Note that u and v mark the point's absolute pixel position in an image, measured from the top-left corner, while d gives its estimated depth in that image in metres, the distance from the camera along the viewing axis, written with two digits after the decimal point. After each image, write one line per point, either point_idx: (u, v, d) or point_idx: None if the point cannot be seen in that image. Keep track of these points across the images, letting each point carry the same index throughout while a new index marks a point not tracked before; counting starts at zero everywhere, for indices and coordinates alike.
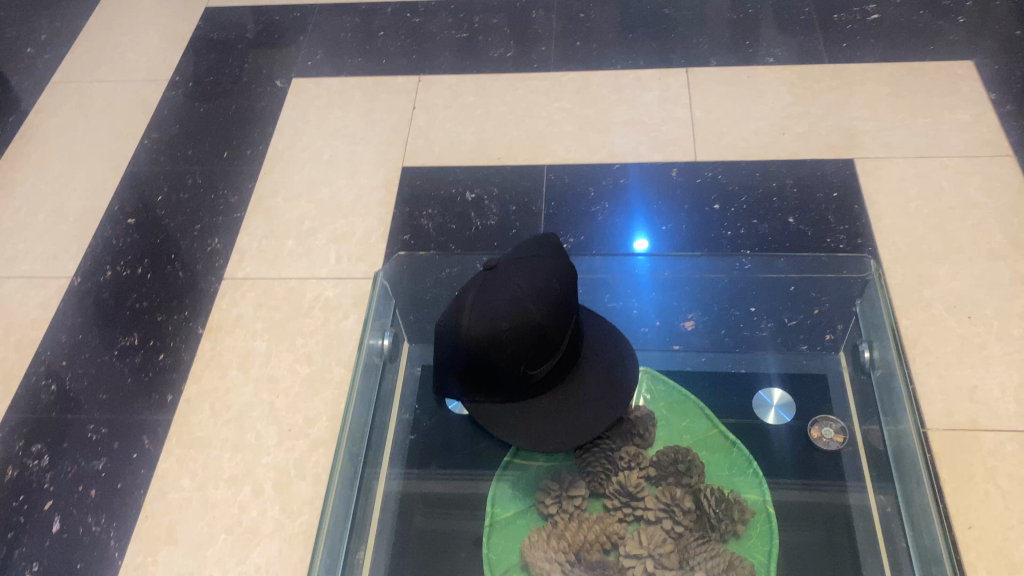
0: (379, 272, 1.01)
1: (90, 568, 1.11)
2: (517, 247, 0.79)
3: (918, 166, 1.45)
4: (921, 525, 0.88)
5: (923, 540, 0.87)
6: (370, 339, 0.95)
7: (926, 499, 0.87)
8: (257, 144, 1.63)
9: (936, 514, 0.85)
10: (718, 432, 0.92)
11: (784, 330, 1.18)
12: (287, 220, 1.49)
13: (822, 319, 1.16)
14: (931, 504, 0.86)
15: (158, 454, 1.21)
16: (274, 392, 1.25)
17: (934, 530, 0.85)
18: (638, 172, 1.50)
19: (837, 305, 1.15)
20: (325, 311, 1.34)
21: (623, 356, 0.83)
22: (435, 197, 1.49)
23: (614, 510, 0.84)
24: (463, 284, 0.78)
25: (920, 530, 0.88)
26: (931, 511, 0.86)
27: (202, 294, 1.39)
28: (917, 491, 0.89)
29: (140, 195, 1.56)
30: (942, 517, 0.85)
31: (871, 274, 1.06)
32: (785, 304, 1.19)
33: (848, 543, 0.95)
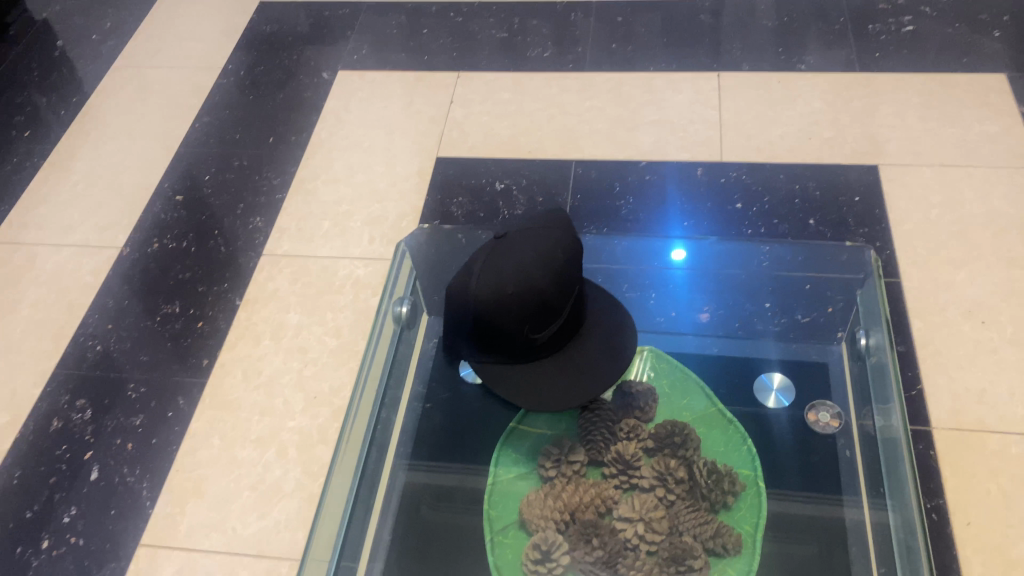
0: (400, 245, 1.09)
1: (123, 514, 1.18)
2: (528, 219, 0.84)
3: (943, 174, 1.47)
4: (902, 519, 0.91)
5: (901, 522, 0.91)
6: (387, 308, 1.03)
7: (905, 483, 0.91)
8: (302, 131, 1.71)
9: (915, 497, 0.88)
10: (716, 409, 0.95)
11: (798, 328, 1.19)
12: (325, 203, 1.56)
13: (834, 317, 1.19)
14: (910, 487, 0.89)
15: (191, 414, 1.28)
16: (303, 361, 1.32)
17: (912, 511, 0.88)
18: (664, 169, 1.54)
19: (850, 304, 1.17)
20: (355, 289, 1.41)
21: (623, 328, 0.87)
22: (466, 186, 1.54)
23: (610, 477, 0.88)
24: (474, 251, 0.83)
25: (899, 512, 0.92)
26: (911, 505, 0.89)
27: (241, 268, 1.47)
28: (898, 477, 0.93)
29: (189, 174, 1.65)
30: (921, 513, 0.88)
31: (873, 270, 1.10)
32: None
33: (842, 559, 0.98)
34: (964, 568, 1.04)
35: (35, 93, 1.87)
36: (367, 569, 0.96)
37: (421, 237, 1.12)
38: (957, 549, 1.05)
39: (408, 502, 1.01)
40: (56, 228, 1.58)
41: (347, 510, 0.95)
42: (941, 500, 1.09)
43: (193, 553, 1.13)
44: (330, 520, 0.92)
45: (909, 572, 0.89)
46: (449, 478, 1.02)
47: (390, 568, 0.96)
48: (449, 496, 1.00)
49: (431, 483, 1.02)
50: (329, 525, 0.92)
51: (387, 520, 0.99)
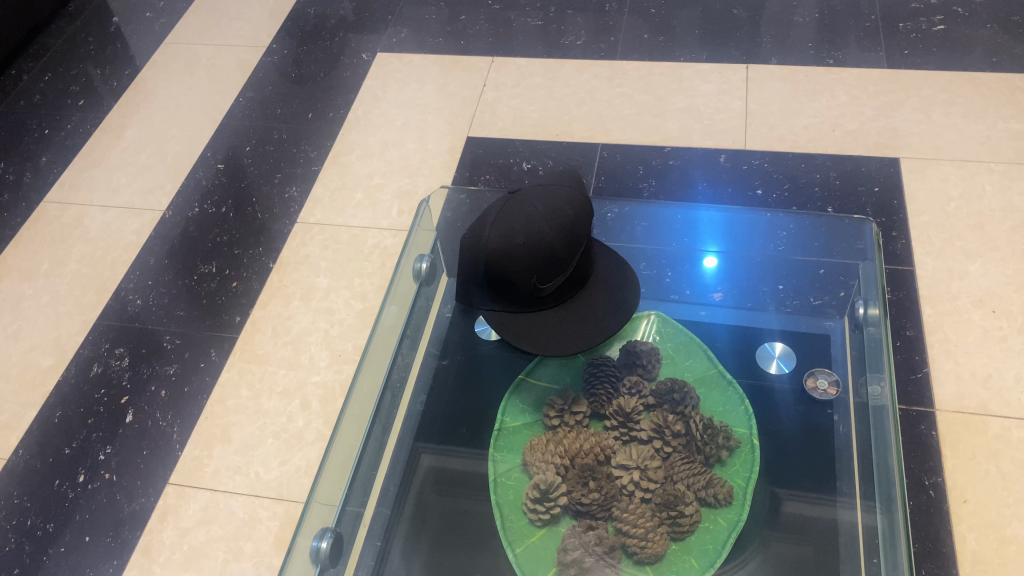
0: (423, 203, 1.15)
1: (154, 455, 1.25)
2: (545, 179, 0.89)
3: (964, 168, 1.48)
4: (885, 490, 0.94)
5: (883, 480, 0.94)
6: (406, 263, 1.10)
7: (890, 444, 0.94)
8: (340, 108, 1.77)
9: (897, 459, 0.92)
10: (717, 372, 0.99)
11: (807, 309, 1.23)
12: (358, 175, 1.62)
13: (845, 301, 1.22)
14: (893, 447, 0.93)
15: (222, 366, 1.35)
16: (329, 322, 1.38)
17: (893, 472, 0.92)
18: (688, 155, 1.57)
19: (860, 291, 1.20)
20: (383, 257, 1.47)
21: (627, 285, 0.91)
22: (494, 165, 1.60)
23: (611, 429, 0.93)
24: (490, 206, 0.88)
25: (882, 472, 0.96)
26: (895, 476, 0.92)
27: (276, 234, 1.54)
28: (883, 439, 0.96)
29: (231, 144, 1.72)
30: (903, 483, 0.91)
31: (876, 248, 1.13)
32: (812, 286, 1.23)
33: (833, 558, 0.98)
34: (959, 543, 1.06)
35: (90, 65, 1.96)
36: (374, 511, 1.01)
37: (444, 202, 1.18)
38: (952, 525, 1.07)
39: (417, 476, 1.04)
40: (105, 190, 1.66)
41: (360, 449, 1.01)
42: (940, 478, 1.12)
43: (217, 493, 1.20)
44: (342, 455, 0.98)
45: (889, 539, 0.92)
46: (454, 462, 1.05)
47: (396, 515, 1.01)
48: (453, 481, 1.04)
49: (436, 465, 1.05)
50: (340, 459, 0.98)
51: (396, 465, 1.05)
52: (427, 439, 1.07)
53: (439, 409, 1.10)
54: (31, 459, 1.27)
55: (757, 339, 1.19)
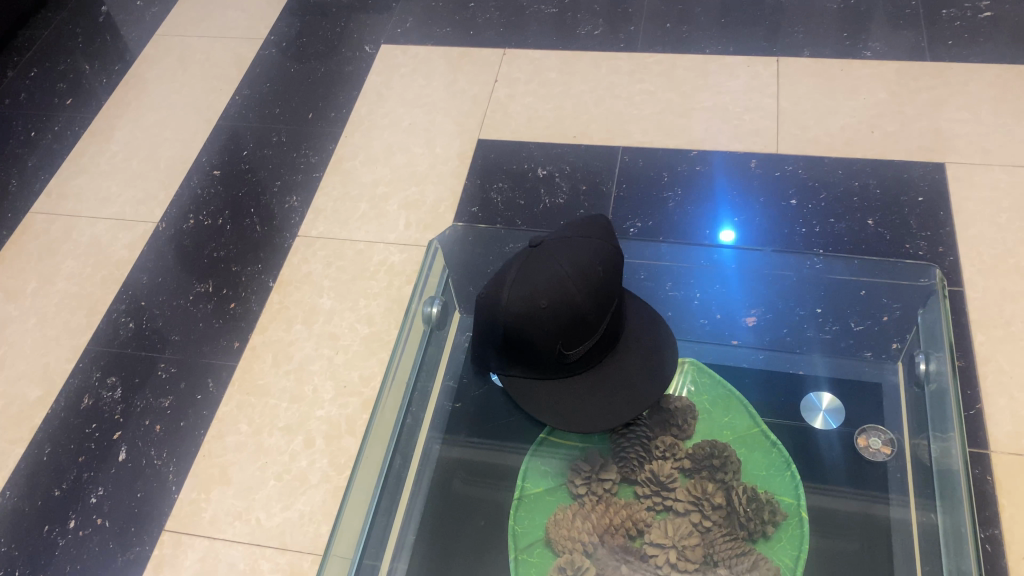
0: (434, 240, 1.04)
1: (148, 498, 1.17)
2: (566, 224, 0.79)
3: (1015, 175, 1.37)
4: (958, 564, 0.86)
5: (957, 553, 0.86)
6: (418, 306, 0.99)
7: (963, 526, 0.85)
8: (341, 107, 1.66)
9: (972, 541, 0.83)
10: (759, 431, 0.90)
11: (849, 336, 1.16)
12: (362, 183, 1.52)
13: (889, 327, 1.13)
14: (968, 530, 0.84)
15: (220, 397, 1.26)
16: (333, 348, 1.29)
17: (968, 552, 0.84)
18: (717, 159, 1.47)
19: (906, 316, 1.11)
20: (389, 275, 1.38)
21: (663, 344, 0.81)
22: (506, 171, 1.49)
23: (643, 498, 0.84)
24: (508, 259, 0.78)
25: (954, 553, 0.87)
26: (969, 551, 0.84)
27: (275, 249, 1.44)
28: (954, 516, 0.88)
29: (227, 149, 1.62)
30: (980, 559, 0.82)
31: (936, 285, 1.03)
32: (853, 307, 1.15)
33: (884, 557, 0.96)
34: None
35: (78, 59, 1.85)
36: (390, 566, 0.94)
37: (456, 234, 1.08)
38: None
39: (435, 502, 0.98)
40: (94, 200, 1.57)
41: (369, 519, 0.92)
42: (997, 530, 1.03)
43: (216, 542, 1.12)
44: (353, 520, 0.89)
45: None
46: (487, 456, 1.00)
47: (413, 567, 0.94)
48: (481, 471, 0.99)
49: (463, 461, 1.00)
50: (348, 534, 0.88)
51: (409, 527, 0.97)
52: (443, 489, 0.99)
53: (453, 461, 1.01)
54: (19, 502, 1.20)
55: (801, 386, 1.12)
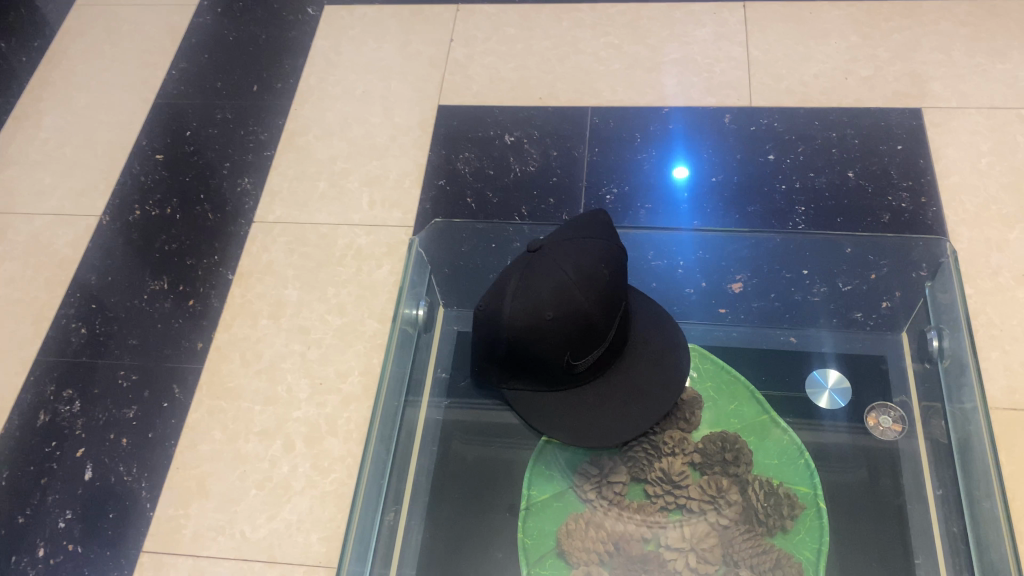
0: (415, 239, 0.97)
1: (122, 518, 1.11)
2: (563, 221, 0.73)
3: (993, 118, 1.34)
4: (989, 544, 0.87)
5: (988, 531, 0.87)
6: (404, 309, 0.93)
7: (996, 513, 0.86)
8: (288, 77, 1.55)
9: (1007, 530, 0.83)
10: (768, 418, 0.87)
11: (838, 296, 1.12)
12: (318, 160, 1.43)
13: (879, 285, 1.09)
14: (1000, 513, 0.85)
15: (189, 404, 1.19)
16: (305, 343, 1.23)
17: (1002, 535, 0.84)
18: (691, 115, 1.41)
19: (895, 270, 1.08)
20: (357, 259, 1.30)
21: (672, 343, 0.76)
22: (472, 139, 1.42)
23: (655, 498, 0.81)
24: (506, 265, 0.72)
25: (983, 528, 0.88)
26: (1001, 532, 0.84)
27: (232, 238, 1.36)
28: (986, 502, 0.88)
29: (169, 129, 1.51)
30: (1013, 538, 0.83)
31: (947, 257, 1.01)
32: (840, 267, 1.12)
33: (893, 494, 0.97)
34: None
35: None
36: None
37: (433, 230, 1.02)
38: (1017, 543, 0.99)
39: (437, 502, 0.94)
40: (28, 194, 1.45)
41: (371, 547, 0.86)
42: None
43: (201, 560, 1.06)
44: (359, 540, 0.84)
45: None
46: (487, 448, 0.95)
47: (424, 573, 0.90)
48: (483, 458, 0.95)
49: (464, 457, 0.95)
50: (356, 556, 0.83)
51: (410, 553, 0.91)
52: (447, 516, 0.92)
53: (448, 480, 0.95)
54: None
55: (798, 360, 1.09)
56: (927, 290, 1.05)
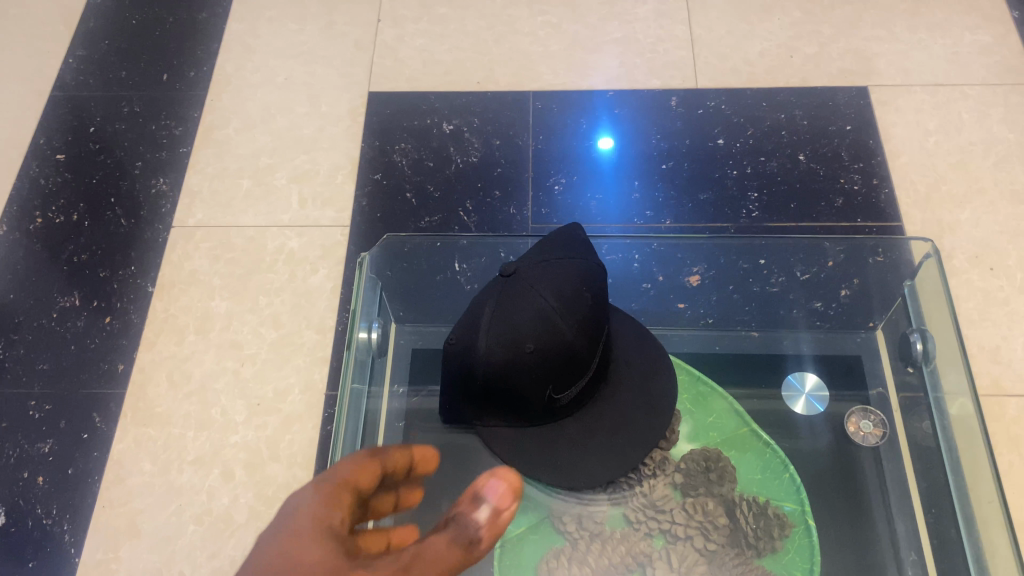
0: (364, 259, 0.90)
1: (44, 567, 1.00)
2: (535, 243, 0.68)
3: (937, 95, 1.33)
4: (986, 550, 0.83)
5: (986, 537, 0.83)
6: (358, 332, 0.86)
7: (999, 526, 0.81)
8: (201, 65, 1.43)
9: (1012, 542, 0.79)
10: (749, 431, 0.82)
11: (797, 285, 1.06)
12: (240, 156, 1.32)
13: (836, 274, 1.03)
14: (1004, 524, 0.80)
15: (112, 434, 1.09)
16: (238, 359, 1.13)
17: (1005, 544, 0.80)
18: (636, 99, 1.35)
19: (851, 259, 1.02)
20: (290, 265, 1.21)
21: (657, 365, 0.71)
22: (408, 128, 1.33)
23: (638, 525, 0.76)
24: (478, 294, 0.66)
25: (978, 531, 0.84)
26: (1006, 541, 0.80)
27: (149, 245, 1.24)
28: (984, 507, 0.83)
29: (70, 125, 1.37)
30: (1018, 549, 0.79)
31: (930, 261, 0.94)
32: (796, 257, 1.04)
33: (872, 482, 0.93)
34: None
35: None
36: None
37: (386, 246, 0.94)
38: None
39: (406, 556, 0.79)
40: None
41: None
42: None
43: None
44: None
45: None
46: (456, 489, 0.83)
47: None
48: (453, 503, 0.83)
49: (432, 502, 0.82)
50: None
51: None
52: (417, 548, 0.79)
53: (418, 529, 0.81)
54: None
55: (771, 360, 1.04)
56: (908, 289, 0.97)
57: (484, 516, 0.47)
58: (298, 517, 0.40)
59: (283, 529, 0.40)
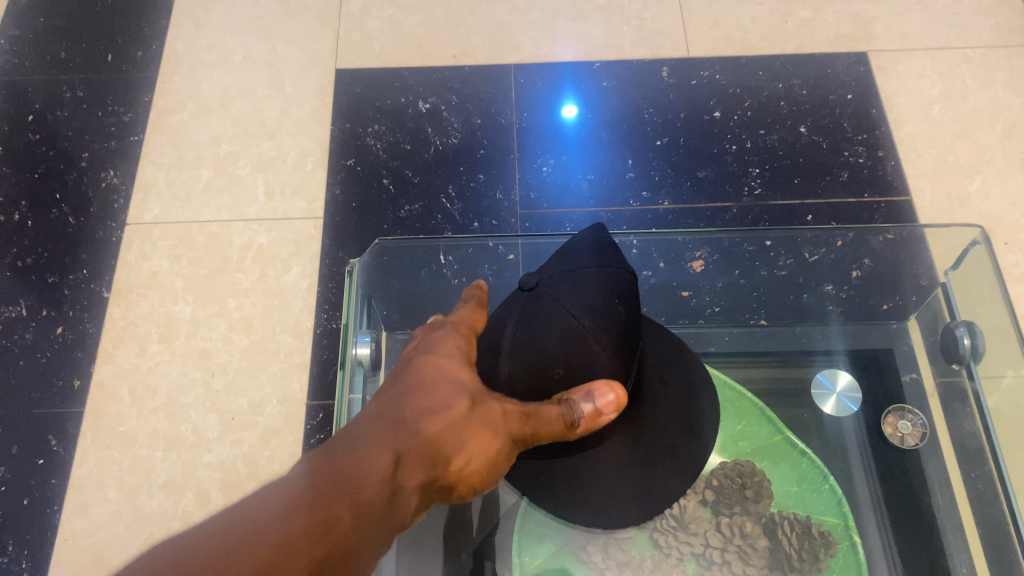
0: (353, 266, 0.82)
1: None
2: (552, 262, 0.62)
3: (939, 60, 1.26)
4: None
5: None
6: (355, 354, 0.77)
7: None
8: (149, 43, 1.30)
9: None
10: (783, 440, 0.80)
11: (805, 268, 0.93)
12: (198, 144, 1.21)
13: (846, 256, 0.91)
14: None
15: (72, 458, 0.99)
16: (207, 369, 1.03)
17: None
18: (622, 70, 1.26)
19: (858, 240, 0.89)
20: (259, 263, 1.11)
21: (693, 386, 0.67)
22: (380, 108, 1.23)
23: (669, 551, 0.72)
24: (498, 315, 0.60)
25: None
26: None
27: (102, 246, 1.13)
28: None
29: (6, 114, 1.24)
30: None
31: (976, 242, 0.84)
32: (802, 240, 0.91)
33: (919, 492, 0.87)
34: None
35: None
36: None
37: (375, 254, 0.85)
38: None
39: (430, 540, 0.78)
40: None
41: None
42: None
43: None
44: None
45: None
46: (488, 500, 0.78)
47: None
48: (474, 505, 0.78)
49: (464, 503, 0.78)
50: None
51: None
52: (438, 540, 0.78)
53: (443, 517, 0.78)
54: None
55: (806, 343, 0.96)
56: (947, 279, 0.86)
57: (589, 409, 0.51)
58: (438, 344, 0.50)
59: (429, 343, 0.51)
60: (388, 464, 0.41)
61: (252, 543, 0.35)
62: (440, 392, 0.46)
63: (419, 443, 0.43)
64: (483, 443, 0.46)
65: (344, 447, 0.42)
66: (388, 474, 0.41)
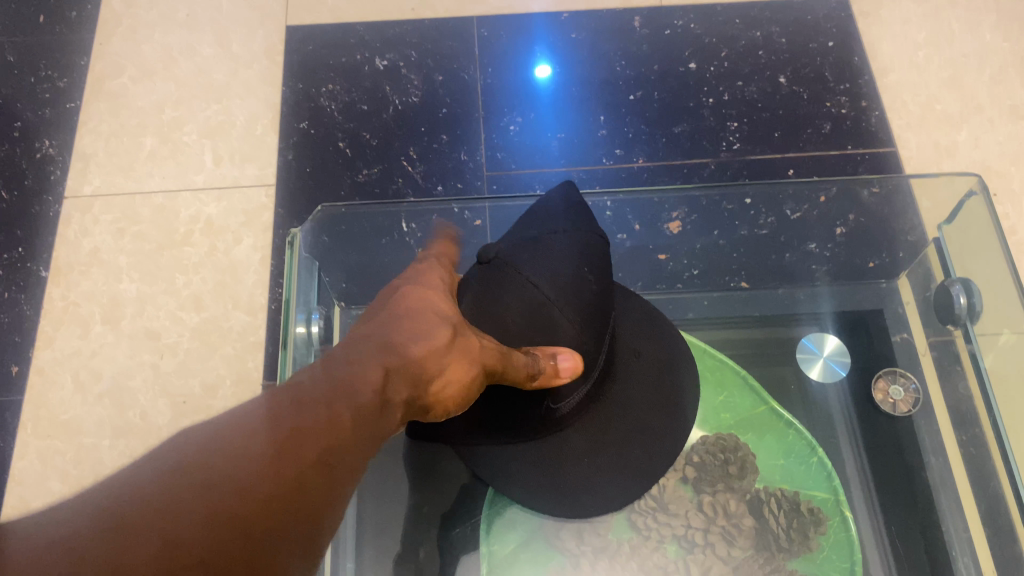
0: (295, 236, 0.74)
1: None
2: (513, 231, 0.57)
3: (923, 3, 1.20)
4: None
5: None
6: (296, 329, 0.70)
7: None
8: (84, 2, 1.21)
9: None
10: (767, 409, 0.77)
11: (788, 225, 0.87)
12: (140, 109, 1.13)
13: (830, 210, 0.85)
14: None
15: (11, 450, 0.92)
16: (156, 351, 0.97)
17: None
18: (591, 20, 1.19)
19: (845, 190, 0.84)
20: (209, 236, 1.04)
21: (671, 359, 0.65)
22: (334, 66, 1.15)
23: (649, 534, 0.69)
24: None
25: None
26: None
27: (38, 222, 1.05)
28: None
29: None
30: None
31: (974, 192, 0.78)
32: (784, 194, 0.85)
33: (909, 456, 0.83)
34: None
35: None
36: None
37: (319, 223, 0.78)
38: None
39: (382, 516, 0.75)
40: None
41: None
42: None
43: None
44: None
45: None
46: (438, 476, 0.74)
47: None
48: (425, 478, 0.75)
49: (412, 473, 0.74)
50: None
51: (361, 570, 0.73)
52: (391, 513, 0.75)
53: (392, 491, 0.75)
54: None
55: (792, 306, 0.91)
56: (939, 235, 0.81)
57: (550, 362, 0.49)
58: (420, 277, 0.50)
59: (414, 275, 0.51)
60: (378, 378, 0.40)
61: (260, 437, 0.34)
62: (425, 318, 0.45)
63: (404, 359, 0.42)
64: (461, 371, 0.45)
65: (334, 362, 0.41)
66: (377, 387, 0.40)
